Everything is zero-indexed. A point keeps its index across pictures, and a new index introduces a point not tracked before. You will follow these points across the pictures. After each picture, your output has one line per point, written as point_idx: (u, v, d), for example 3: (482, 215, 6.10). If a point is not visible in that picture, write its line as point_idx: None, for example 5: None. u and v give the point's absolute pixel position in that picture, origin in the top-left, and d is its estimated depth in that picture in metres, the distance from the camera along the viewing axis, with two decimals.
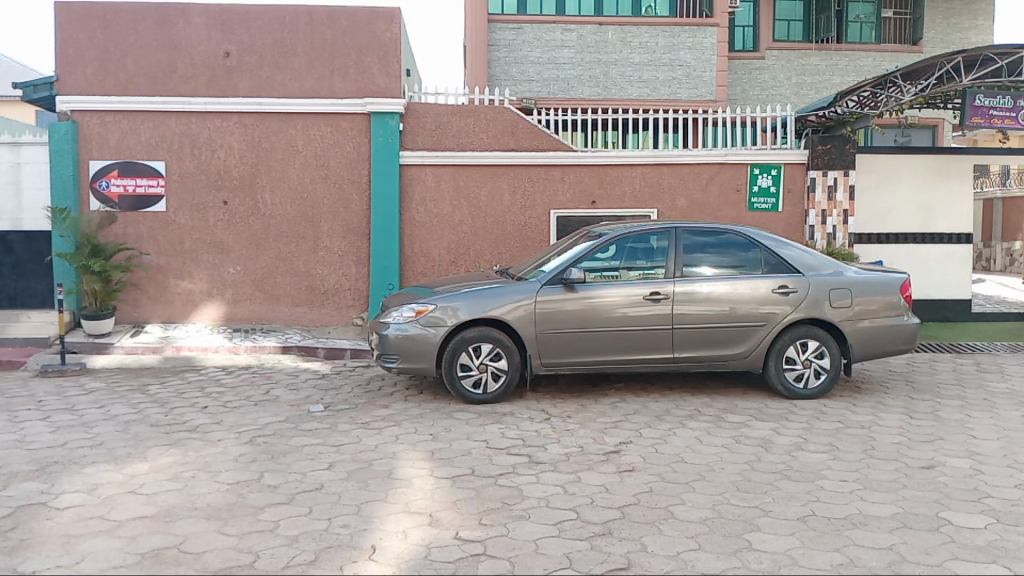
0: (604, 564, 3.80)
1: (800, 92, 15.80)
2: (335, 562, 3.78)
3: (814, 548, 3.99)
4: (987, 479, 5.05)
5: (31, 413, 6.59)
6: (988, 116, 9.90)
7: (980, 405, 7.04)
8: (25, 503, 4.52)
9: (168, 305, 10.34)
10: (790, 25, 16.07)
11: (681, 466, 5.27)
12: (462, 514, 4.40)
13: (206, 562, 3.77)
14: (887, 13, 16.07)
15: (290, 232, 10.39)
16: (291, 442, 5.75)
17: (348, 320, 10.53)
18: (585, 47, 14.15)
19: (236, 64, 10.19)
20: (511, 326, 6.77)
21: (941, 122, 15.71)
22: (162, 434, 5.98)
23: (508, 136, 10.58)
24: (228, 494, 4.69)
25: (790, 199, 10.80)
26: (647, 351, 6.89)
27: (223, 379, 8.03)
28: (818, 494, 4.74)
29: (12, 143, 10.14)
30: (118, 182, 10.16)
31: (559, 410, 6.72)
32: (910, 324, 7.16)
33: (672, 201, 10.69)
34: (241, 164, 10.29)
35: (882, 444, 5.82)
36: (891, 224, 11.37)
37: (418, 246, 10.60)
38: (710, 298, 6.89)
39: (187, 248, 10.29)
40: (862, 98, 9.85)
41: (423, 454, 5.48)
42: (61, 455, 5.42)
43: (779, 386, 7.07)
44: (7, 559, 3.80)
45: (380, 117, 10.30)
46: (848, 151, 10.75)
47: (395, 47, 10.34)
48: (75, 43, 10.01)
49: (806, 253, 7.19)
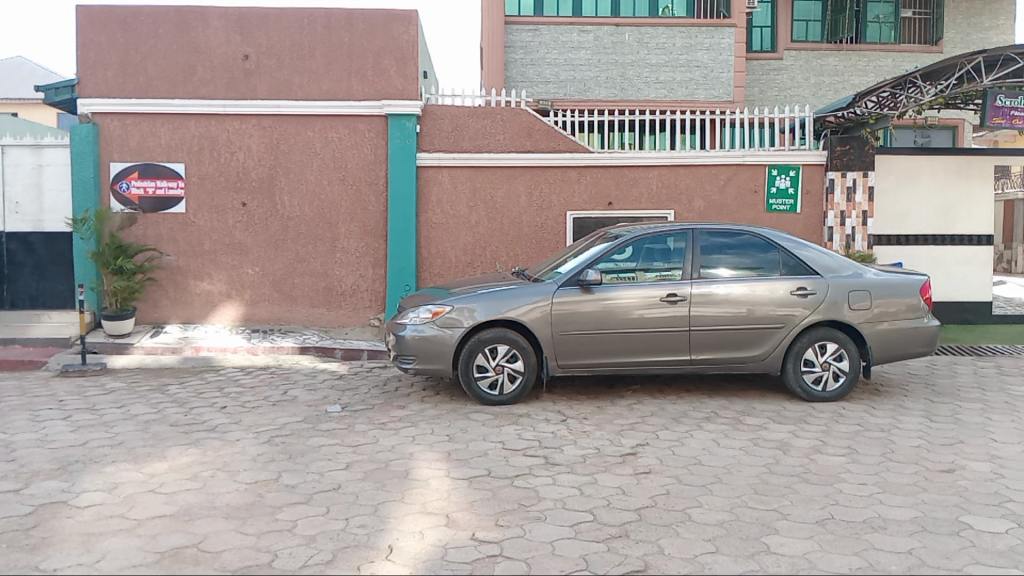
0: (621, 566, 3.79)
1: (818, 92, 15.72)
2: (352, 562, 3.79)
3: (833, 551, 3.96)
4: (1008, 484, 4.99)
5: (52, 413, 6.67)
6: (1009, 116, 9.82)
7: (1001, 408, 6.96)
8: (47, 501, 4.58)
9: (188, 306, 10.42)
10: (808, 25, 15.93)
11: (698, 468, 5.25)
12: (478, 515, 4.40)
13: (224, 561, 3.79)
14: (906, 13, 15.94)
15: (308, 233, 10.45)
16: (308, 442, 5.79)
17: (365, 321, 10.57)
18: (601, 48, 14.14)
19: (255, 67, 10.27)
20: (526, 327, 6.77)
21: (961, 122, 15.67)
22: (183, 433, 6.03)
23: (525, 137, 10.60)
24: (247, 494, 4.72)
25: (808, 200, 10.75)
26: (665, 353, 6.87)
27: (242, 379, 8.09)
28: (836, 498, 4.70)
29: (33, 146, 10.19)
30: (138, 184, 10.26)
31: (575, 412, 6.72)
32: (930, 326, 7.11)
33: (689, 202, 10.66)
34: (260, 167, 10.35)
35: (901, 447, 5.77)
36: (909, 225, 11.28)
37: (434, 248, 10.63)
38: (729, 299, 6.86)
39: (206, 249, 10.37)
40: (880, 98, 9.78)
41: (440, 455, 5.49)
42: (82, 454, 5.48)
43: (798, 389, 7.03)
44: (29, 557, 3.84)
45: (398, 119, 10.34)
46: (867, 151, 10.66)
47: (412, 50, 10.40)
48: (96, 48, 10.13)
49: (826, 255, 7.15)
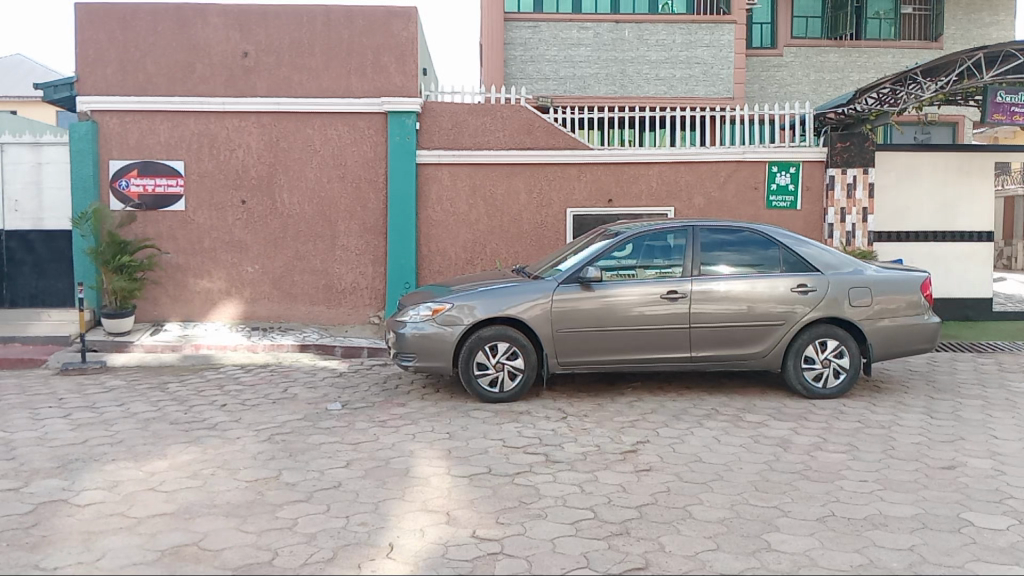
0: (622, 563, 3.79)
1: (819, 89, 15.69)
2: (353, 560, 3.79)
3: (834, 548, 3.95)
4: (1009, 480, 4.99)
5: (52, 411, 6.66)
6: (1010, 113, 9.77)
7: (1002, 404, 6.96)
8: (47, 500, 4.57)
9: (188, 304, 10.41)
10: (808, 22, 15.90)
11: (699, 466, 5.25)
12: (479, 513, 4.40)
13: (225, 559, 3.79)
14: (907, 9, 15.91)
15: (308, 231, 10.44)
16: (309, 440, 5.79)
17: (365, 318, 10.56)
18: (601, 45, 14.11)
19: (254, 64, 10.25)
20: (526, 324, 6.76)
21: (962, 119, 15.68)
22: (183, 431, 6.03)
23: (525, 134, 10.56)
24: (247, 492, 4.72)
25: (809, 197, 10.73)
26: (665, 350, 6.87)
27: (242, 377, 8.09)
28: (838, 495, 4.70)
29: (32, 143, 10.17)
30: (137, 182, 10.25)
31: (575, 409, 6.71)
32: (931, 323, 7.10)
33: (689, 198, 10.65)
34: (259, 164, 10.34)
35: (902, 444, 5.76)
36: (910, 222, 11.27)
37: (434, 246, 10.62)
38: (729, 296, 6.85)
39: (206, 247, 10.36)
40: (880, 95, 9.72)
41: (441, 452, 5.48)
42: (82, 452, 5.48)
43: (798, 386, 7.02)
44: (29, 556, 3.83)
45: (397, 117, 10.33)
46: (868, 148, 10.62)
47: (412, 47, 10.38)
48: (95, 46, 10.11)
49: (826, 252, 7.14)
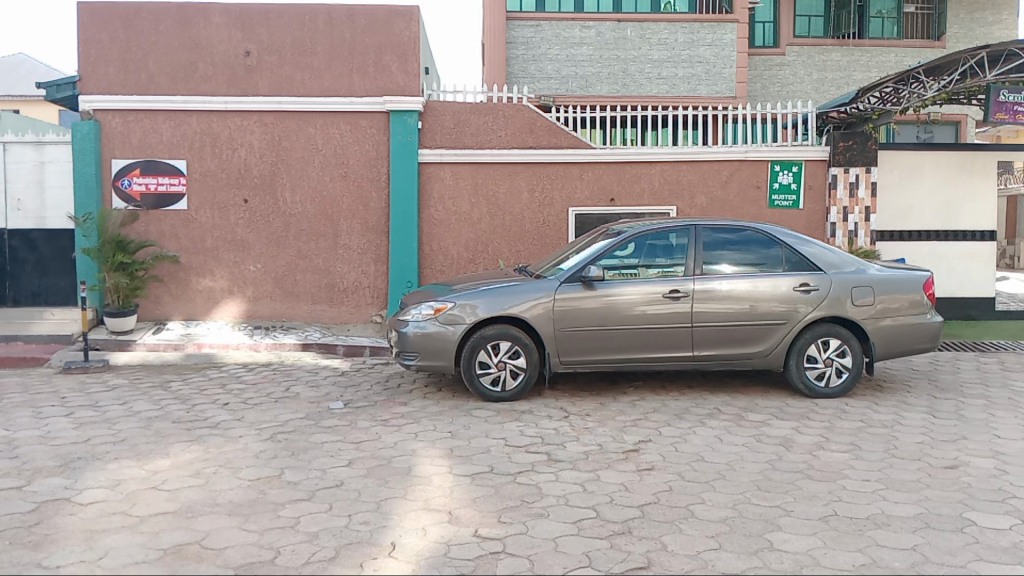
0: (623, 563, 3.78)
1: (821, 87, 15.67)
2: (355, 559, 3.79)
3: (836, 548, 3.95)
4: (1011, 480, 4.98)
5: (54, 409, 6.67)
6: (1013, 112, 9.69)
7: (1004, 404, 6.95)
8: (50, 498, 4.58)
9: (190, 302, 10.42)
10: (811, 21, 15.87)
11: (701, 465, 5.25)
12: (481, 512, 4.40)
13: (228, 558, 3.79)
14: (909, 8, 15.92)
15: (309, 230, 10.44)
16: (311, 439, 5.79)
17: (367, 317, 10.57)
18: (603, 44, 14.10)
19: (256, 63, 10.25)
20: (528, 323, 6.75)
21: (964, 118, 15.67)
22: (185, 430, 6.04)
23: (527, 133, 10.58)
24: (249, 490, 4.72)
25: (811, 196, 10.71)
26: (668, 349, 6.86)
27: (245, 376, 8.09)
28: (840, 494, 4.69)
29: (35, 142, 10.18)
30: (139, 181, 10.26)
31: (577, 408, 6.71)
32: (933, 323, 7.09)
33: (691, 197, 10.64)
34: (261, 163, 10.34)
35: (904, 443, 5.75)
36: (913, 221, 11.25)
37: (436, 244, 10.62)
38: (731, 295, 6.85)
39: (208, 246, 10.37)
40: (883, 94, 9.70)
41: (443, 451, 5.48)
42: (85, 451, 5.48)
43: (800, 385, 7.02)
44: (31, 554, 3.84)
45: (399, 115, 10.33)
46: (870, 147, 10.60)
47: (414, 46, 10.37)
48: (98, 45, 10.11)
49: (829, 251, 7.13)
